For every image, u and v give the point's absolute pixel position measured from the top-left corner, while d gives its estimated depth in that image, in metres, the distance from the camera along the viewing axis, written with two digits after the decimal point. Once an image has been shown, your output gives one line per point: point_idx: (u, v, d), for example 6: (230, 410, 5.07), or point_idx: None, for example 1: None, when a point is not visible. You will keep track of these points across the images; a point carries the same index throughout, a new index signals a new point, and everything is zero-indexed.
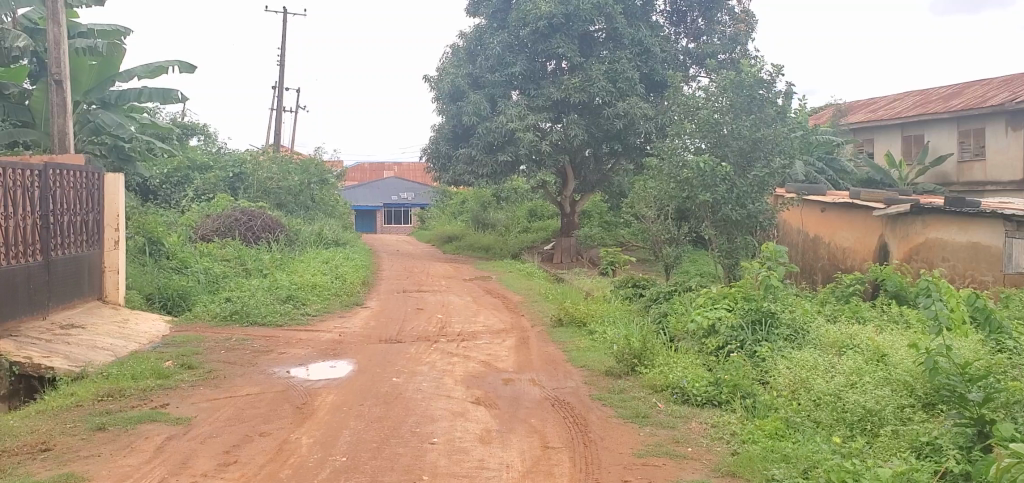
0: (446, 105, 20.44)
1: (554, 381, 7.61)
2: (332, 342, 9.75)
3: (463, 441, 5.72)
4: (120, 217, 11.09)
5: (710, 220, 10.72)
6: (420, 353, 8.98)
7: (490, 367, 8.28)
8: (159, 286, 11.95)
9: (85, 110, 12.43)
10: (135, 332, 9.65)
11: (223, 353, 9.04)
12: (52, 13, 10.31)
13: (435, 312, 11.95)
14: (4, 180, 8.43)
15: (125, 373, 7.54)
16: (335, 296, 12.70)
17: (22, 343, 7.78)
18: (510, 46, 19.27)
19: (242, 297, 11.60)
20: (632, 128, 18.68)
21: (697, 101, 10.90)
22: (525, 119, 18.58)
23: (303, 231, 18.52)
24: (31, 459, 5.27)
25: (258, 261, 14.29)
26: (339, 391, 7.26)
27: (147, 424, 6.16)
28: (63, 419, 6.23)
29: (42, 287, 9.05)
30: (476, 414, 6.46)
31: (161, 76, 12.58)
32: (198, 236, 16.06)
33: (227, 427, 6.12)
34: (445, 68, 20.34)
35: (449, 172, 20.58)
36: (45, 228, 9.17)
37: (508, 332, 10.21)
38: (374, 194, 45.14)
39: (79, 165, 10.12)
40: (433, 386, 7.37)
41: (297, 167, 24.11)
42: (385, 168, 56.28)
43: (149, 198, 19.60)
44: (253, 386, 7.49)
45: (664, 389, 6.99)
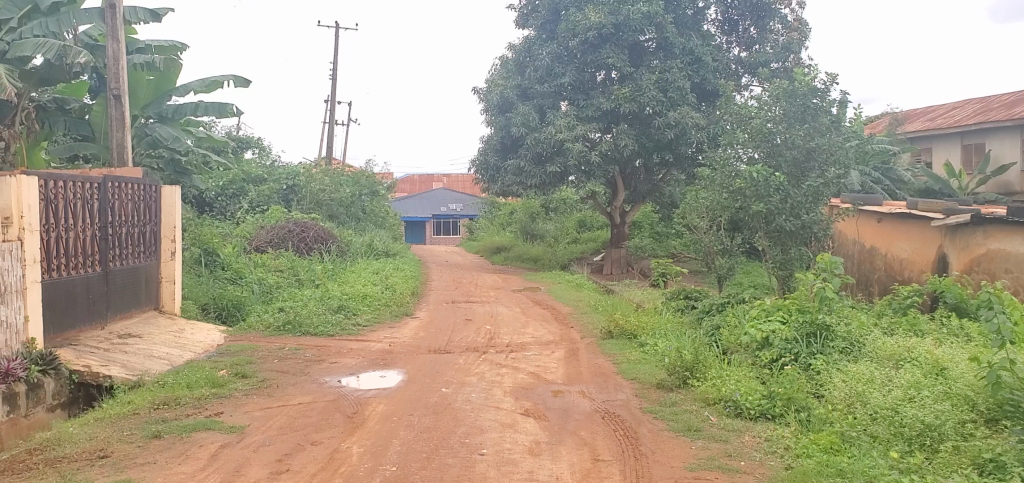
0: (494, 116, 20.52)
1: (605, 393, 7.56)
2: (382, 352, 9.81)
3: (512, 452, 5.70)
4: (176, 228, 11.26)
5: (764, 231, 10.56)
6: (469, 364, 8.98)
7: (540, 378, 8.25)
8: (214, 296, 12.14)
9: (143, 124, 12.69)
10: (190, 341, 9.82)
11: (276, 362, 9.15)
12: (113, 30, 10.57)
13: (484, 323, 11.95)
14: (67, 193, 8.61)
15: (181, 382, 7.67)
16: (385, 306, 12.78)
17: (82, 352, 7.96)
18: (559, 57, 19.29)
19: (294, 307, 11.74)
20: (683, 137, 18.52)
21: (749, 111, 10.82)
22: (575, 129, 18.47)
23: (354, 242, 18.71)
24: (89, 466, 5.37)
25: (310, 272, 14.46)
26: (389, 400, 7.30)
27: (202, 432, 6.25)
28: (120, 426, 6.35)
29: (101, 297, 9.27)
30: (526, 426, 6.43)
31: (216, 90, 12.81)
32: (253, 247, 16.32)
33: (280, 436, 6.18)
34: (494, 80, 20.41)
35: (498, 183, 20.65)
36: (103, 240, 9.35)
37: (557, 344, 10.18)
38: (423, 205, 45.47)
39: (138, 178, 10.34)
40: (483, 397, 7.36)
41: (348, 179, 24.37)
42: (434, 180, 56.66)
43: (205, 210, 19.92)
44: (305, 395, 7.56)
45: (716, 402, 6.90)
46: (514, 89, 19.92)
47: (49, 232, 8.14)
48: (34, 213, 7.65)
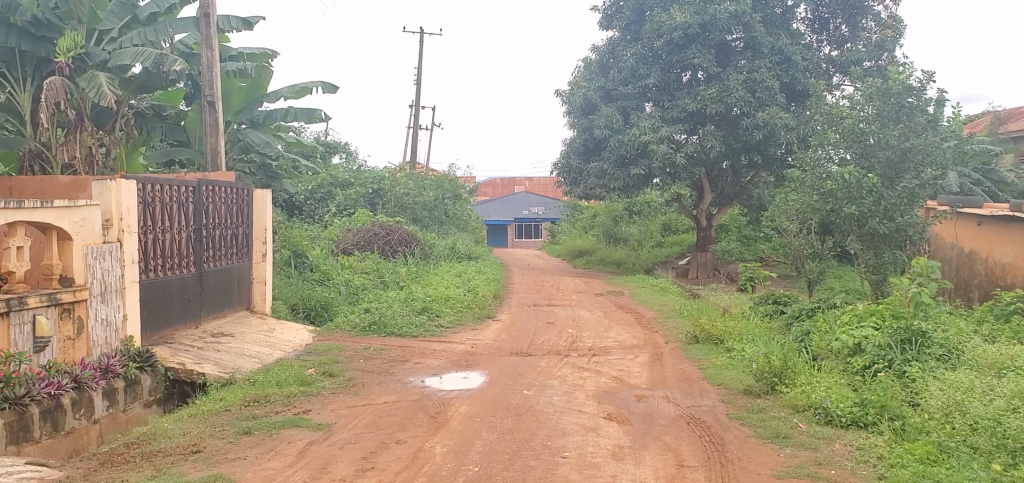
0: (577, 119, 20.45)
1: (689, 399, 7.46)
2: (465, 353, 9.87)
3: (595, 456, 5.66)
4: (267, 231, 11.52)
5: (856, 234, 10.25)
6: (551, 367, 8.97)
7: (623, 383, 8.18)
8: (303, 296, 12.42)
9: (235, 129, 13.05)
10: (280, 340, 10.06)
11: (361, 362, 9.29)
12: (207, 38, 10.92)
13: (566, 326, 11.91)
14: (164, 196, 8.89)
15: (271, 380, 7.84)
16: (467, 309, 12.85)
17: (176, 350, 8.23)
18: (643, 58, 19.15)
19: (379, 308, 11.92)
20: (772, 138, 18.13)
21: (841, 111, 10.56)
22: (659, 131, 18.36)
23: (437, 245, 18.89)
24: (183, 460, 5.54)
25: (394, 275, 14.67)
26: (472, 401, 7.33)
27: (290, 429, 6.37)
28: (212, 422, 6.53)
29: (196, 297, 9.57)
30: (608, 430, 6.38)
31: (306, 97, 13.09)
32: (339, 250, 16.64)
33: (365, 434, 6.26)
34: (578, 82, 20.36)
35: (581, 185, 20.58)
36: (197, 241, 9.64)
37: (641, 348, 10.07)
38: (506, 209, 45.72)
39: (230, 181, 10.62)
40: (564, 400, 7.33)
41: (431, 183, 24.65)
42: (516, 183, 56.81)
43: (295, 213, 20.42)
44: (389, 395, 7.65)
45: (806, 409, 6.71)
46: (598, 91, 19.82)
47: (147, 233, 8.43)
48: (133, 215, 7.93)
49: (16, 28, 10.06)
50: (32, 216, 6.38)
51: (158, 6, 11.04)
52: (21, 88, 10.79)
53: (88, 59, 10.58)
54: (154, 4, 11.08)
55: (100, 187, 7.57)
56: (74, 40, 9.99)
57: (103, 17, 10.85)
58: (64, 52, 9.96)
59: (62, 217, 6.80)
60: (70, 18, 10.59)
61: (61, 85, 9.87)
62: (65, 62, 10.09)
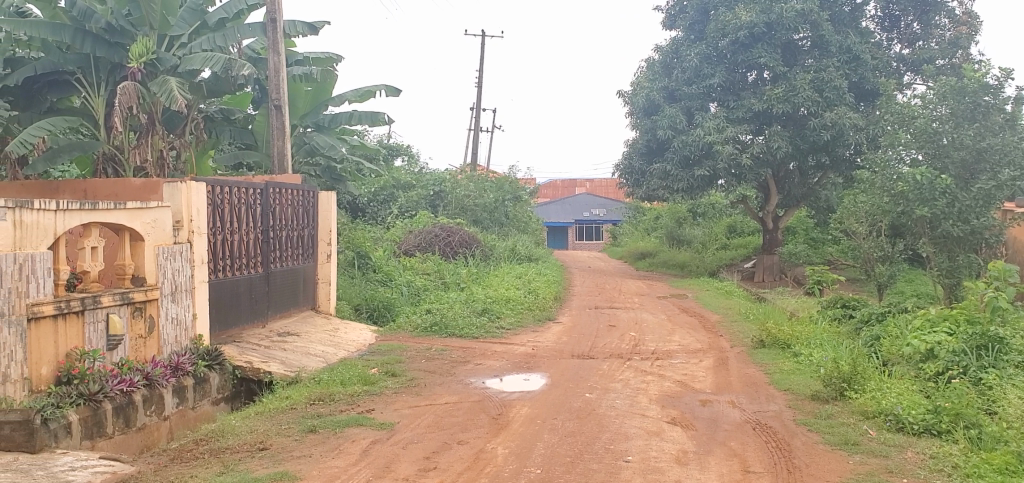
0: (639, 120, 20.27)
1: (756, 404, 7.33)
2: (526, 355, 9.86)
3: (659, 461, 5.60)
4: (332, 232, 11.66)
5: (928, 237, 9.97)
6: (614, 370, 8.91)
7: (687, 387, 8.08)
8: (366, 297, 12.58)
9: (301, 133, 13.20)
10: (344, 340, 10.20)
11: (423, 362, 9.35)
12: (274, 43, 11.10)
13: (628, 329, 11.82)
14: (233, 198, 9.06)
15: (335, 379, 7.93)
16: (528, 311, 12.85)
17: (244, 349, 8.39)
18: (708, 57, 18.97)
19: (441, 309, 11.99)
20: (840, 139, 17.77)
21: (913, 110, 10.41)
22: (724, 132, 18.16)
23: (498, 247, 18.94)
24: (251, 457, 5.63)
25: (455, 276, 14.77)
26: (533, 404, 7.31)
27: (354, 427, 6.44)
28: (279, 420, 6.62)
29: (263, 296, 9.74)
30: (672, 434, 6.30)
31: (369, 100, 13.23)
32: (401, 250, 16.82)
33: (428, 434, 6.28)
34: (640, 82, 20.18)
35: (643, 187, 20.38)
36: (264, 242, 9.80)
37: (705, 352, 9.95)
38: (567, 210, 45.62)
39: (296, 184, 10.76)
40: (627, 404, 7.26)
41: (491, 185, 24.73)
42: (576, 185, 56.65)
43: (358, 215, 20.70)
44: (451, 395, 7.68)
45: (876, 415, 6.54)
46: (661, 92, 19.63)
47: (216, 235, 8.61)
48: (202, 217, 8.08)
49: (91, 34, 10.44)
50: (106, 217, 6.54)
51: (227, 12, 11.26)
52: (95, 93, 11.15)
53: (159, 64, 10.84)
54: (223, 10, 11.31)
55: (171, 188, 7.76)
56: (146, 45, 10.23)
57: (174, 22, 10.98)
58: (137, 57, 10.20)
59: (135, 218, 6.96)
60: (143, 24, 10.78)
61: (133, 90, 10.13)
62: (137, 68, 10.36)
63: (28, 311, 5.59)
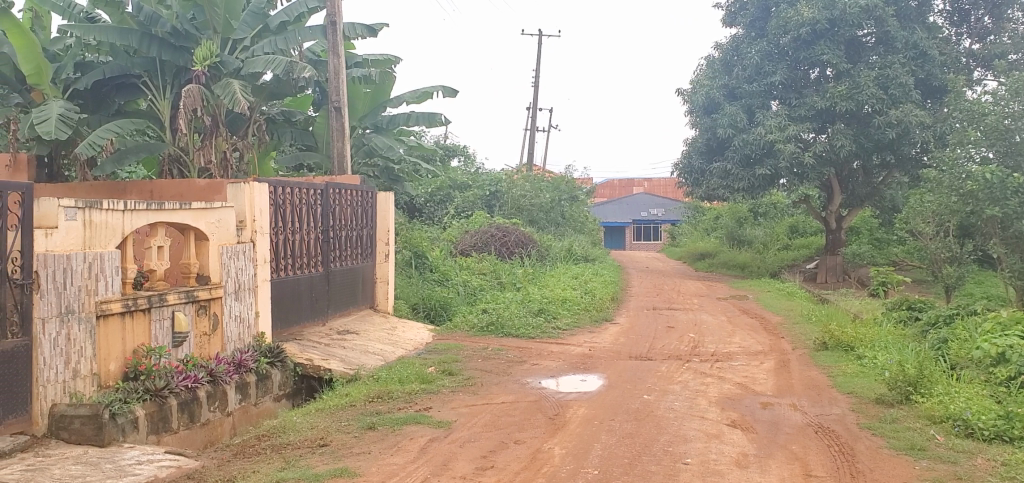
0: (698, 118, 20.07)
1: (818, 407, 7.20)
2: (583, 356, 9.84)
3: (719, 463, 5.53)
4: (390, 232, 11.76)
5: (999, 237, 9.72)
6: (672, 372, 8.84)
7: (748, 389, 7.97)
8: (423, 296, 12.70)
9: (360, 134, 13.35)
10: (402, 339, 10.28)
11: (480, 361, 9.38)
12: (334, 45, 11.22)
13: (686, 330, 11.70)
14: (294, 198, 9.20)
15: (393, 377, 8.00)
16: (585, 311, 12.81)
17: (305, 346, 8.51)
18: (769, 55, 18.74)
19: (497, 308, 12.02)
20: (906, 137, 17.37)
21: (983, 108, 10.36)
22: (785, 130, 17.90)
23: (554, 247, 18.93)
24: (311, 453, 5.71)
25: (512, 276, 14.80)
26: (591, 404, 7.28)
27: (412, 425, 6.48)
28: (338, 417, 6.70)
29: (323, 295, 9.88)
30: (732, 437, 6.22)
31: (426, 101, 13.32)
32: (458, 250, 16.91)
33: (485, 433, 6.30)
34: (699, 80, 19.98)
35: (702, 186, 20.16)
36: (325, 242, 9.94)
37: (766, 355, 9.80)
38: (625, 210, 45.38)
39: (355, 184, 10.86)
40: (686, 406, 7.19)
41: (548, 185, 24.72)
42: (635, 184, 56.28)
43: (415, 215, 20.87)
44: (508, 395, 7.68)
45: (944, 420, 6.38)
46: (721, 89, 19.42)
47: (278, 234, 8.75)
48: (265, 217, 8.21)
49: (157, 38, 10.71)
50: (171, 217, 6.68)
51: (288, 15, 11.47)
52: (161, 95, 11.42)
53: (223, 67, 11.06)
54: (284, 13, 11.50)
55: (235, 189, 7.91)
56: (210, 49, 10.45)
57: (236, 26, 11.15)
58: (201, 61, 10.42)
59: (199, 218, 7.11)
60: (206, 28, 11.06)
61: (197, 93, 10.35)
62: (201, 70, 10.60)
63: (98, 308, 5.73)
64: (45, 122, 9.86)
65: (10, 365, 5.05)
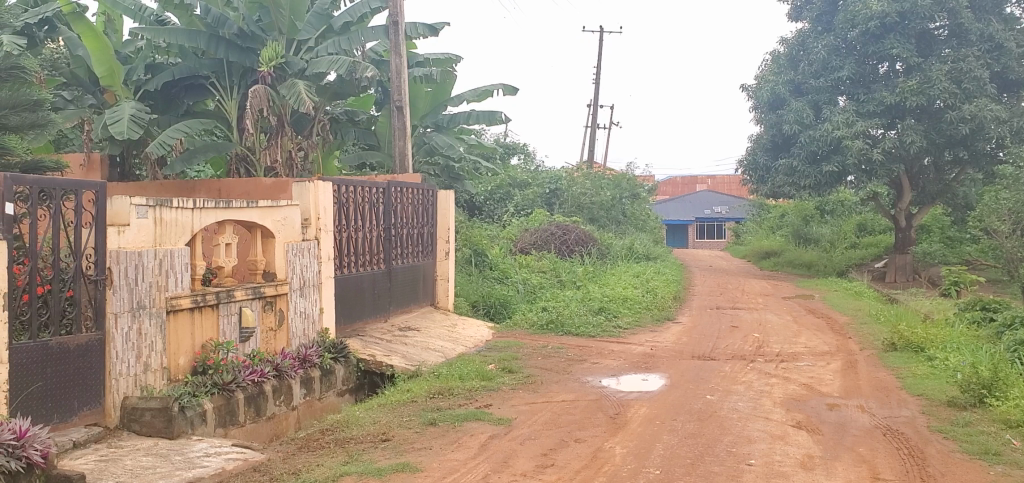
0: (764, 114, 19.75)
1: (887, 409, 7.04)
2: (644, 355, 9.77)
3: (783, 465, 5.44)
4: (450, 230, 11.84)
5: None
6: (736, 372, 8.71)
7: (814, 391, 7.81)
8: (483, 294, 12.75)
9: (421, 133, 13.45)
10: (462, 336, 10.34)
11: (540, 359, 9.37)
12: (395, 45, 11.33)
13: (751, 330, 11.52)
14: (357, 197, 9.32)
15: (454, 373, 8.05)
16: (646, 310, 12.70)
17: (368, 342, 8.62)
18: (836, 49, 18.39)
19: (557, 307, 12.00)
20: (980, 132, 16.87)
21: None
22: (854, 126, 17.52)
23: (615, 245, 18.81)
24: (374, 448, 5.77)
25: (571, 274, 14.76)
26: (652, 404, 7.22)
27: (472, 422, 6.51)
28: (400, 413, 6.77)
29: (385, 292, 9.98)
30: (798, 439, 6.11)
31: (487, 100, 13.36)
32: (518, 249, 16.94)
33: (545, 431, 6.29)
34: (764, 76, 19.66)
35: (768, 184, 19.83)
36: (387, 240, 10.04)
37: (832, 355, 9.60)
38: (687, 208, 44.96)
39: (416, 183, 10.94)
40: (750, 407, 7.09)
41: (609, 182, 24.61)
42: (697, 182, 55.74)
43: (475, 213, 20.95)
44: (568, 393, 7.66)
45: (1019, 425, 6.17)
46: (787, 85, 19.09)
47: (342, 232, 8.87)
48: (329, 215, 8.31)
49: (224, 40, 10.95)
50: (239, 215, 6.80)
51: (352, 16, 11.57)
52: (228, 96, 11.67)
53: (288, 68, 11.26)
54: (347, 14, 11.61)
55: (300, 187, 8.02)
56: (276, 50, 10.65)
57: (301, 27, 11.31)
58: (267, 61, 10.64)
59: (267, 216, 7.24)
60: (271, 29, 11.28)
61: (263, 93, 10.54)
62: (267, 71, 10.80)
63: (167, 304, 5.87)
64: (117, 123, 10.14)
65: (86, 358, 5.22)
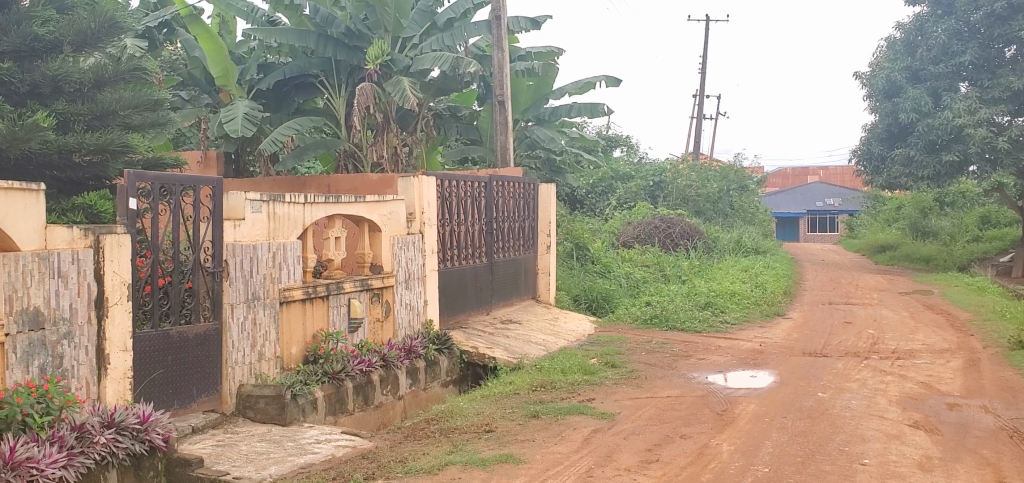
0: (878, 102, 18.95)
1: (1014, 410, 6.66)
2: (752, 351, 9.54)
3: (900, 465, 5.22)
4: (551, 224, 11.83)
5: None
6: (848, 369, 8.42)
7: (933, 389, 7.48)
8: (585, 288, 12.73)
9: (523, 127, 13.50)
10: (565, 330, 10.32)
11: (644, 355, 9.27)
12: (498, 40, 11.39)
13: (865, 327, 11.11)
14: (460, 191, 9.42)
15: (556, 367, 8.03)
16: (755, 305, 12.40)
17: (470, 335, 8.70)
18: (958, 33, 17.63)
19: (661, 301, 11.85)
20: None
21: None
22: (977, 113, 16.89)
23: (722, 238, 18.45)
24: (478, 438, 5.81)
25: (676, 268, 14.56)
26: (761, 401, 7.05)
27: (575, 416, 6.47)
28: (503, 404, 6.80)
29: (488, 285, 10.05)
30: (915, 439, 5.86)
31: (589, 92, 13.28)
32: (621, 242, 16.82)
33: (649, 426, 6.21)
34: (879, 62, 18.84)
35: (883, 175, 19.03)
36: (489, 233, 10.09)
37: (953, 353, 9.17)
38: (798, 201, 43.79)
39: (517, 177, 10.96)
40: (864, 405, 6.84)
41: (716, 174, 24.15)
42: (809, 173, 54.03)
43: (577, 207, 20.92)
44: (673, 389, 7.56)
45: None
46: (904, 72, 18.27)
47: (444, 226, 8.97)
48: (433, 209, 8.40)
49: (332, 39, 11.22)
50: (347, 210, 6.94)
51: (455, 12, 11.58)
52: (336, 94, 11.98)
53: (393, 65, 11.39)
54: (451, 10, 11.62)
55: (405, 183, 8.14)
56: (382, 48, 10.91)
57: (406, 25, 11.48)
58: (373, 59, 10.91)
59: (373, 211, 7.36)
60: (378, 27, 11.51)
61: (370, 91, 10.78)
62: (374, 69, 11.05)
63: (280, 295, 6.05)
64: (232, 121, 10.48)
65: (203, 347, 5.42)
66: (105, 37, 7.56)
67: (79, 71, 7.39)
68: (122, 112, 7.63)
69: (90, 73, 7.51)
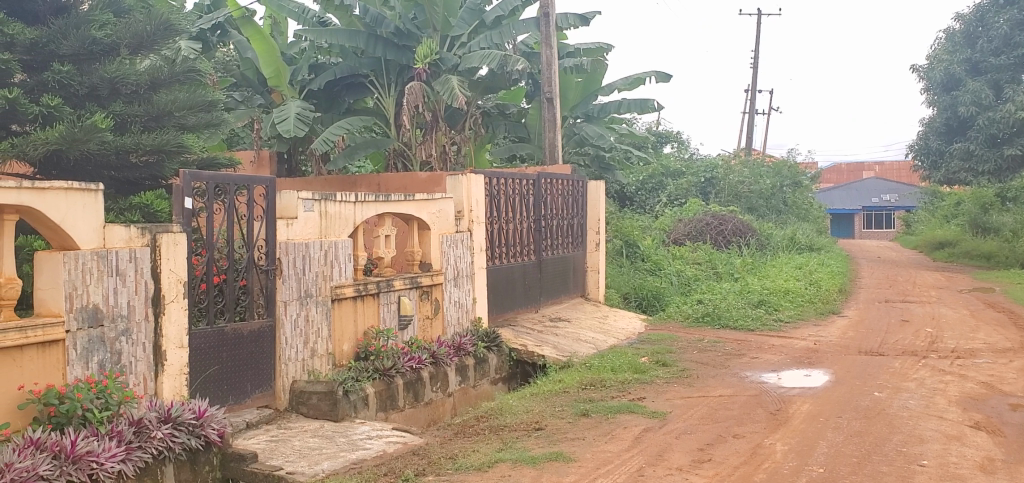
0: (935, 96, 18.53)
1: None
2: (806, 350, 9.39)
3: (960, 467, 5.10)
4: (600, 221, 11.78)
5: None
6: (906, 369, 8.24)
7: (994, 389, 7.28)
8: (635, 286, 12.67)
9: (572, 124, 13.45)
10: (614, 328, 10.26)
11: (695, 353, 9.17)
12: (546, 37, 11.35)
13: (923, 325, 10.85)
14: (508, 189, 9.42)
15: (606, 365, 7.99)
16: (809, 303, 12.21)
17: (520, 332, 8.70)
18: (1019, 23, 17.22)
19: (713, 299, 11.73)
20: None
21: None
22: None
23: (774, 235, 18.19)
24: (528, 436, 5.80)
25: (729, 266, 14.40)
26: (816, 400, 6.93)
27: (625, 414, 6.43)
28: (553, 402, 6.78)
29: (537, 283, 10.05)
30: (976, 440, 5.71)
31: (639, 88, 13.18)
32: (671, 239, 16.68)
33: (701, 426, 6.14)
34: (937, 55, 18.43)
35: (941, 170, 18.61)
36: (537, 231, 10.08)
37: (1016, 353, 8.92)
38: (853, 197, 43.09)
39: (566, 174, 10.93)
40: (923, 405, 6.68)
41: (768, 170, 23.83)
42: (864, 168, 53.00)
43: (627, 204, 20.81)
44: (726, 388, 7.47)
45: None
46: (963, 64, 17.88)
47: (493, 224, 8.98)
48: (482, 207, 8.41)
49: (381, 39, 11.32)
50: (397, 208, 6.97)
51: (504, 9, 11.50)
52: (386, 94, 12.08)
53: (442, 64, 11.43)
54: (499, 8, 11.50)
55: (453, 181, 8.15)
56: (431, 47, 10.94)
57: (455, 24, 11.42)
58: (423, 59, 10.97)
59: (423, 209, 7.38)
60: (427, 26, 11.53)
61: (419, 90, 10.85)
62: (422, 68, 11.10)
63: (332, 293, 6.11)
64: (284, 121, 10.62)
65: (257, 344, 5.49)
66: (160, 40, 7.75)
67: (135, 73, 7.54)
68: (178, 113, 7.81)
69: (146, 75, 7.68)
